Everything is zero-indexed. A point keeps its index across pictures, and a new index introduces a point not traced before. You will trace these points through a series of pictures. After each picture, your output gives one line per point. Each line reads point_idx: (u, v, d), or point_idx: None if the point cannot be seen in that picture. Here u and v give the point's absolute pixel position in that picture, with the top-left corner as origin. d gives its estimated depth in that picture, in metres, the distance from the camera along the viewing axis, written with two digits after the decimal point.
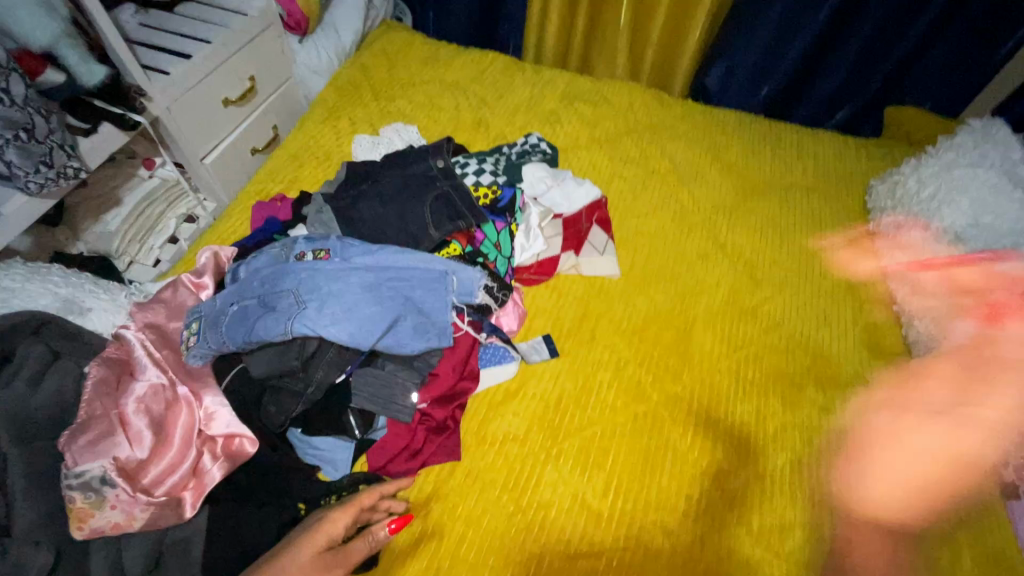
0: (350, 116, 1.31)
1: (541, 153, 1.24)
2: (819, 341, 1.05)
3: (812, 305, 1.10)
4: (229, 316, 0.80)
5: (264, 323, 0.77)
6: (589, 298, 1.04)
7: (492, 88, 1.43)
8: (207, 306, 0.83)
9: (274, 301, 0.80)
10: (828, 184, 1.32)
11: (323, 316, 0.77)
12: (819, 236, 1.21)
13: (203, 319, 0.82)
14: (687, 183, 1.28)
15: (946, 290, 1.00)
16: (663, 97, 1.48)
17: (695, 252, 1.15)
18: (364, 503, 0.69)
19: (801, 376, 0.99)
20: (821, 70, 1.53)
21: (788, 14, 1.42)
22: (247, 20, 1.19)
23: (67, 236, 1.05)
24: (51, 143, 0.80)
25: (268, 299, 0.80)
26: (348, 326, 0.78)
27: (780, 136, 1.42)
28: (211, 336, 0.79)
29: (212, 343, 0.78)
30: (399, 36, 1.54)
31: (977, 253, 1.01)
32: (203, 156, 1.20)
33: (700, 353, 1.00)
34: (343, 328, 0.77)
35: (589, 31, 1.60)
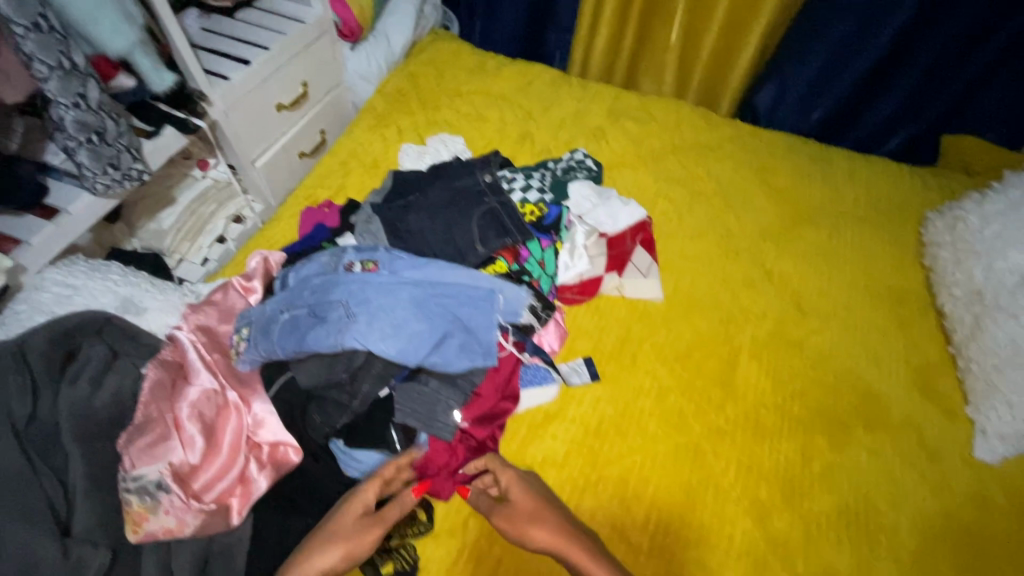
0: (398, 124, 1.32)
1: (587, 169, 1.23)
2: (868, 379, 1.01)
3: (861, 340, 1.06)
4: (281, 324, 0.81)
5: (316, 334, 0.78)
6: (631, 321, 1.03)
7: (539, 101, 1.43)
8: (259, 312, 0.85)
9: (325, 312, 0.81)
10: (880, 213, 1.27)
11: (371, 331, 0.77)
12: (869, 268, 1.17)
13: (255, 325, 0.83)
14: (735, 206, 1.25)
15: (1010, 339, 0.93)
16: (710, 115, 1.45)
17: (740, 279, 1.12)
18: (386, 474, 0.73)
19: (848, 415, 0.96)
20: (878, 94, 1.48)
21: (847, 36, 1.39)
22: (304, 26, 1.21)
23: (123, 232, 1.08)
24: (120, 146, 0.82)
25: (321, 310, 0.81)
26: (395, 342, 0.78)
27: (832, 160, 1.37)
28: (262, 342, 0.80)
29: (264, 351, 0.79)
30: (448, 45, 1.54)
31: None
32: (255, 159, 1.23)
33: (743, 386, 0.97)
34: (391, 344, 0.77)
35: (638, 46, 1.58)
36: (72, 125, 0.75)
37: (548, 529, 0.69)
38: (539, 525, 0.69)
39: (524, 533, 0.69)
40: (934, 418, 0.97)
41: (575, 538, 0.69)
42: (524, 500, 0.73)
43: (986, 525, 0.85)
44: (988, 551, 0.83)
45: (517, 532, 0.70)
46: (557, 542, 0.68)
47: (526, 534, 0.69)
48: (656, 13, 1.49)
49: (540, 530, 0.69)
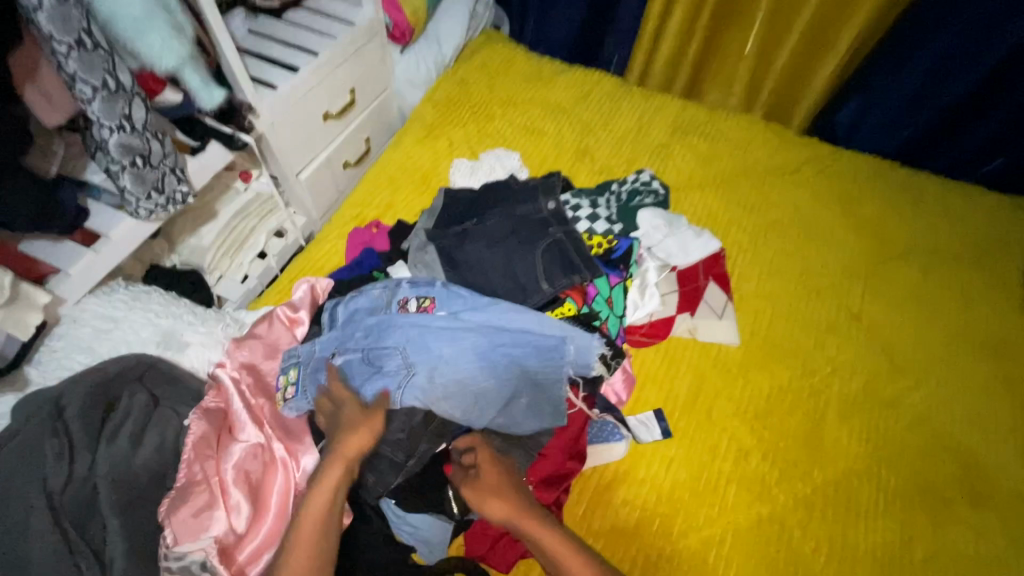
0: (449, 137, 1.23)
1: (653, 193, 1.12)
2: (974, 447, 0.89)
3: (964, 398, 0.94)
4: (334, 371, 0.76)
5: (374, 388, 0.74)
6: (705, 369, 0.94)
7: (598, 114, 1.33)
8: (306, 351, 0.78)
9: (384, 361, 0.76)
10: (979, 249, 1.13)
11: (433, 388, 0.74)
12: (971, 315, 1.04)
13: (303, 367, 0.77)
14: (816, 237, 1.13)
15: None
16: (785, 132, 1.33)
17: (824, 323, 1.01)
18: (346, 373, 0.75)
19: (951, 489, 0.85)
20: (977, 115, 1.32)
21: (950, 51, 1.24)
22: (355, 30, 1.12)
23: (163, 248, 1.02)
24: (164, 168, 0.75)
25: (378, 357, 0.77)
26: (458, 401, 0.74)
27: (922, 187, 1.23)
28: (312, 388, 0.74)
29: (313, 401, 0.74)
30: (501, 49, 1.44)
31: None
32: (299, 171, 1.16)
33: (832, 450, 0.87)
34: (455, 403, 0.74)
35: (705, 54, 1.46)
36: (116, 148, 0.68)
37: (506, 497, 0.68)
38: (497, 500, 0.67)
39: (482, 505, 0.68)
40: None
41: (532, 510, 0.67)
42: (491, 474, 0.70)
43: None
44: None
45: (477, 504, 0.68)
46: (513, 515, 0.66)
47: (484, 502, 0.67)
48: (731, 19, 1.37)
49: (499, 504, 0.67)
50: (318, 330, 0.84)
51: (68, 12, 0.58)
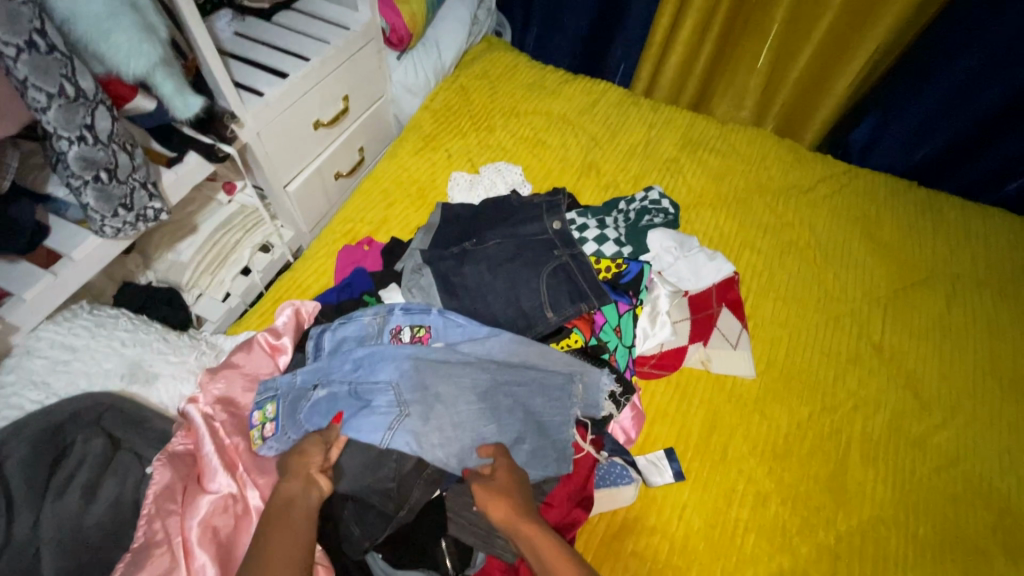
0: (448, 148, 1.17)
1: (663, 211, 1.06)
2: (1006, 492, 0.83)
3: (995, 438, 0.88)
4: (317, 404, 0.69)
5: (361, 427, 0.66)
6: (719, 403, 0.87)
7: (605, 125, 1.27)
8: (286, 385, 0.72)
9: (374, 397, 0.69)
10: (1002, 275, 1.08)
11: (432, 432, 0.66)
12: (996, 348, 0.98)
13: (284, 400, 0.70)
14: (834, 262, 1.07)
15: None
16: (799, 149, 1.28)
17: (845, 354, 0.95)
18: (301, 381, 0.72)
19: (984, 539, 0.79)
20: (999, 136, 1.27)
21: (973, 70, 1.19)
22: (348, 35, 1.06)
23: (136, 263, 0.95)
24: (133, 182, 0.68)
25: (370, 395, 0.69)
26: (458, 447, 0.66)
27: (941, 210, 1.18)
28: (291, 424, 0.67)
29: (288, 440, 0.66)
30: (503, 57, 1.38)
31: None
32: (287, 182, 1.09)
33: (857, 495, 0.81)
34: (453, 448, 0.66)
35: (715, 65, 1.41)
36: (76, 161, 0.61)
37: (512, 494, 0.59)
38: (500, 499, 0.58)
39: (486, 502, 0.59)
40: None
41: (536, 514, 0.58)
42: (503, 474, 0.62)
43: None
44: None
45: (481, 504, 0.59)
46: (508, 517, 0.57)
47: (489, 496, 0.59)
48: (743, 30, 1.32)
49: (497, 507, 0.58)
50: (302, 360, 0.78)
51: (16, 10, 0.51)
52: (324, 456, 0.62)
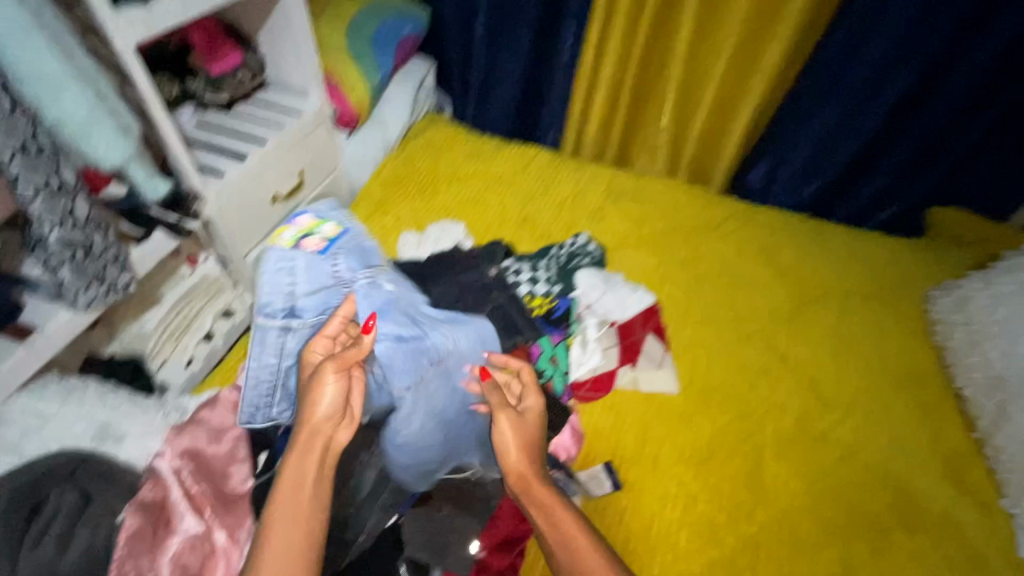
0: (397, 212, 1.30)
1: (589, 254, 1.21)
2: (898, 472, 0.96)
3: (888, 427, 1.02)
4: (363, 291, 0.87)
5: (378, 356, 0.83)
6: (650, 420, 0.97)
7: (536, 184, 1.43)
8: (341, 231, 0.95)
9: (417, 347, 0.86)
10: (883, 288, 1.26)
11: (422, 398, 0.83)
12: (883, 350, 1.14)
13: (332, 240, 0.93)
14: (740, 287, 1.23)
15: None
16: (707, 194, 1.46)
17: (756, 366, 1.08)
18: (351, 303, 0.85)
19: (884, 516, 0.91)
20: (866, 172, 1.50)
21: (835, 122, 1.41)
22: (301, 120, 1.21)
23: (102, 337, 1.03)
24: (106, 259, 0.77)
25: (421, 342, 0.86)
26: (417, 438, 0.81)
27: (829, 237, 1.37)
28: (313, 278, 0.89)
29: (307, 267, 0.89)
30: (444, 129, 1.55)
31: None
32: (247, 252, 1.19)
33: (774, 487, 0.92)
34: (408, 442, 0.80)
35: (630, 126, 1.62)
36: (56, 243, 0.70)
37: (526, 458, 0.71)
38: (522, 453, 0.72)
39: (503, 452, 0.72)
40: (969, 510, 0.93)
41: (544, 478, 0.71)
42: (530, 423, 0.75)
43: None
44: None
45: (499, 444, 0.73)
46: (526, 471, 0.71)
47: (505, 448, 0.72)
48: (648, 97, 1.54)
49: (517, 457, 0.72)
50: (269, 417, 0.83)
51: (13, 122, 0.62)
52: (338, 393, 0.67)
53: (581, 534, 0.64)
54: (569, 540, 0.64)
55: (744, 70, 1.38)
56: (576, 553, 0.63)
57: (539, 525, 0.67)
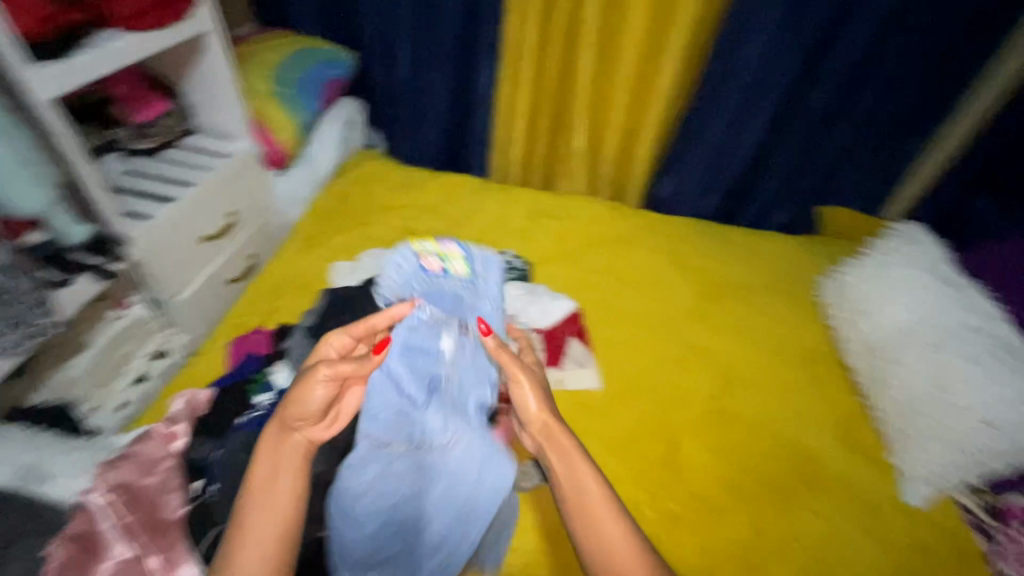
0: (329, 244, 1.35)
1: (514, 269, 1.30)
2: (800, 439, 1.07)
3: (789, 401, 1.13)
4: (417, 321, 0.87)
5: (373, 388, 0.82)
6: (575, 416, 1.05)
7: (465, 209, 1.52)
8: (463, 275, 0.96)
9: (411, 411, 0.81)
10: (781, 280, 1.41)
11: (387, 467, 0.77)
12: (781, 333, 1.27)
13: (448, 272, 0.96)
14: (654, 289, 1.35)
15: (921, 387, 1.01)
16: (622, 208, 1.59)
17: (671, 358, 1.19)
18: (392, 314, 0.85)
19: (788, 479, 1.00)
20: (759, 179, 1.68)
21: (722, 139, 1.57)
22: (230, 162, 1.27)
23: (26, 387, 0.99)
24: (27, 301, 0.80)
25: (414, 411, 0.81)
26: (358, 498, 0.75)
27: (732, 239, 1.52)
28: (403, 289, 0.95)
29: (406, 271, 0.96)
30: (375, 164, 1.63)
31: (936, 342, 1.02)
32: (175, 292, 1.20)
33: (689, 464, 1.00)
34: (351, 493, 0.75)
35: (550, 152, 1.75)
36: None
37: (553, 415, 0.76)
38: (542, 403, 0.77)
39: (524, 405, 0.77)
40: (863, 467, 1.03)
41: (569, 432, 0.75)
42: (541, 378, 0.81)
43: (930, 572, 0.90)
44: None
45: (518, 395, 0.78)
46: (548, 420, 0.75)
47: (527, 403, 0.77)
48: (561, 124, 1.68)
49: (536, 405, 0.76)
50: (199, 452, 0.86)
51: None
52: (320, 399, 0.70)
53: (601, 495, 0.69)
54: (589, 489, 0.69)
55: (640, 96, 1.54)
56: (590, 508, 0.68)
57: (556, 470, 0.72)
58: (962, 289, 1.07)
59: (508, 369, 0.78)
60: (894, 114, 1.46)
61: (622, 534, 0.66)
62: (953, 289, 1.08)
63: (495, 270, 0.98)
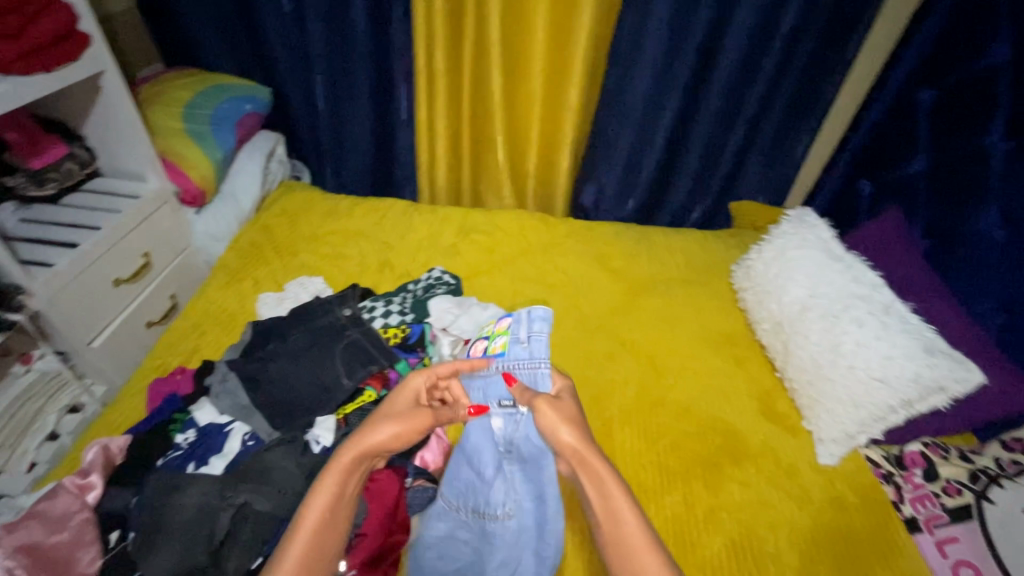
0: (254, 276, 1.33)
1: (446, 284, 1.30)
2: (724, 417, 1.13)
3: (714, 383, 1.20)
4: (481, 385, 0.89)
5: (459, 452, 0.91)
6: None
7: (393, 231, 1.54)
8: (505, 352, 0.89)
9: (482, 482, 0.87)
10: (700, 272, 1.50)
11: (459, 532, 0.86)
12: (702, 321, 1.35)
13: (496, 353, 0.91)
14: (581, 291, 1.40)
15: (819, 354, 1.10)
16: (548, 218, 1.65)
17: (601, 354, 1.24)
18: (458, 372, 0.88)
19: (715, 455, 1.05)
20: (672, 180, 1.79)
21: (632, 145, 1.67)
22: (139, 203, 1.25)
23: None
24: None
25: (485, 482, 0.86)
26: (428, 554, 0.85)
27: (652, 239, 1.61)
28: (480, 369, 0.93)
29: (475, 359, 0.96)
30: (300, 194, 1.62)
31: (830, 310, 1.12)
32: (90, 340, 1.17)
33: (623, 453, 1.04)
34: (427, 551, 0.85)
35: (475, 170, 1.81)
36: None
37: (582, 439, 0.72)
38: (572, 426, 0.74)
39: (555, 431, 0.74)
40: (782, 436, 1.10)
41: (603, 454, 0.72)
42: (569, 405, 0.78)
43: (848, 525, 0.96)
44: (856, 550, 0.93)
45: (550, 425, 0.74)
46: (583, 444, 0.72)
47: (556, 430, 0.74)
48: (482, 143, 1.73)
49: (568, 432, 0.73)
50: (113, 501, 0.82)
51: None
52: (396, 433, 0.74)
53: (638, 528, 0.65)
54: (620, 513, 0.66)
55: (552, 111, 1.62)
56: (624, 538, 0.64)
57: (588, 491, 0.69)
58: (850, 264, 1.18)
59: (531, 400, 0.78)
60: (781, 113, 1.61)
61: (657, 567, 0.62)
62: (842, 265, 1.18)
63: (543, 334, 0.88)
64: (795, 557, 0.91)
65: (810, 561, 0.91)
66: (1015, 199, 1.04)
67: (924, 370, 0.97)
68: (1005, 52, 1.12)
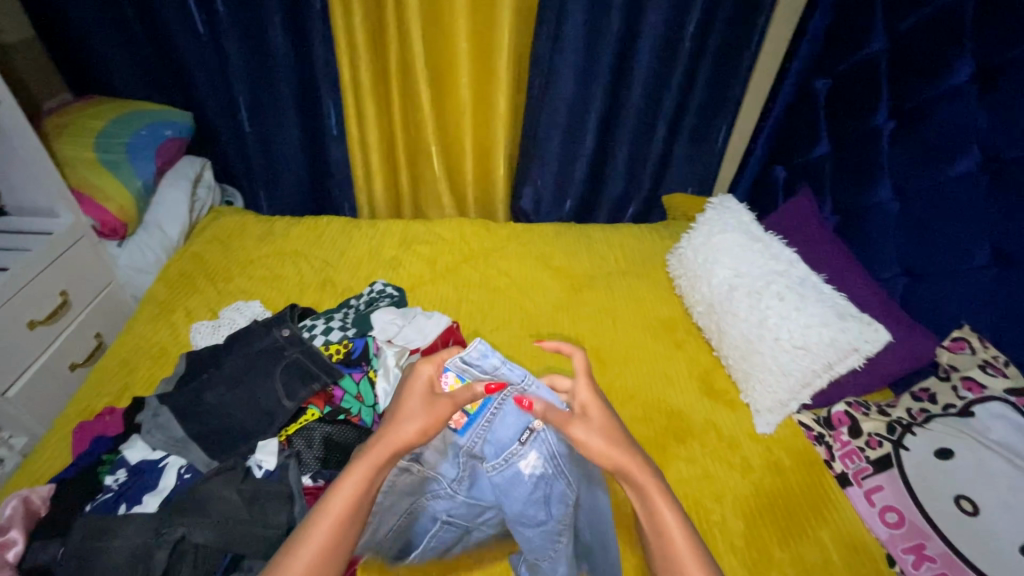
0: (185, 307, 1.28)
1: (389, 296, 1.29)
2: (668, 399, 1.18)
3: (658, 367, 1.25)
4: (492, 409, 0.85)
5: (503, 486, 0.82)
6: None
7: (332, 248, 1.52)
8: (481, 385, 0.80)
9: (546, 494, 0.83)
10: (638, 264, 1.55)
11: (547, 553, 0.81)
12: (642, 310, 1.40)
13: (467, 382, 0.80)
14: (525, 292, 1.43)
15: (747, 329, 1.16)
16: (490, 223, 1.67)
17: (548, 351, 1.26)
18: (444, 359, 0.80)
19: (661, 436, 1.09)
20: (606, 180, 1.85)
21: (564, 148, 1.73)
22: (52, 239, 1.19)
23: None
24: None
25: (549, 494, 0.83)
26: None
27: (591, 236, 1.66)
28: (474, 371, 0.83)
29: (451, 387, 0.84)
30: (233, 220, 1.57)
31: (754, 286, 1.19)
32: (5, 390, 1.09)
33: None
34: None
35: (413, 182, 1.81)
36: None
37: (617, 452, 0.69)
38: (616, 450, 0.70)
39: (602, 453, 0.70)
40: (722, 411, 1.16)
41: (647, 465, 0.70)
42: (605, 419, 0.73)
43: (785, 488, 1.02)
44: (794, 508, 0.99)
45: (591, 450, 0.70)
46: (628, 461, 0.69)
47: (592, 450, 0.70)
48: (418, 155, 1.75)
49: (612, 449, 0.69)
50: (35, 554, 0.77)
51: None
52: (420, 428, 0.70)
53: (682, 534, 0.65)
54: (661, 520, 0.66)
55: (483, 120, 1.65)
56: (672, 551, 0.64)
57: (636, 503, 0.69)
58: (768, 243, 1.26)
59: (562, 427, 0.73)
60: (697, 108, 1.70)
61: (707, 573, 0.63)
62: (761, 245, 1.26)
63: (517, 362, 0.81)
64: (740, 521, 0.96)
65: (752, 524, 0.96)
66: (902, 172, 1.14)
67: (839, 334, 1.05)
68: (882, 42, 1.23)
